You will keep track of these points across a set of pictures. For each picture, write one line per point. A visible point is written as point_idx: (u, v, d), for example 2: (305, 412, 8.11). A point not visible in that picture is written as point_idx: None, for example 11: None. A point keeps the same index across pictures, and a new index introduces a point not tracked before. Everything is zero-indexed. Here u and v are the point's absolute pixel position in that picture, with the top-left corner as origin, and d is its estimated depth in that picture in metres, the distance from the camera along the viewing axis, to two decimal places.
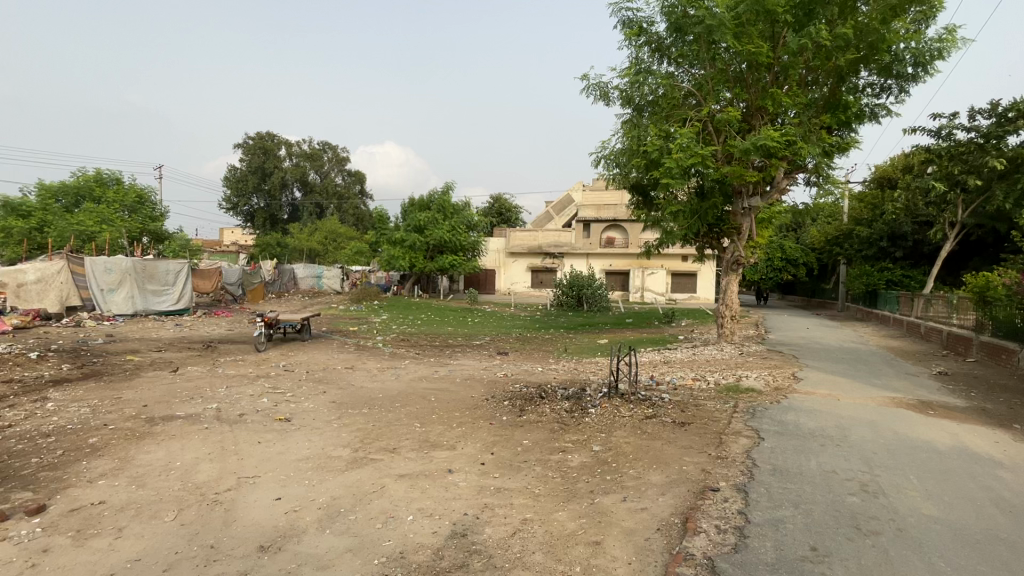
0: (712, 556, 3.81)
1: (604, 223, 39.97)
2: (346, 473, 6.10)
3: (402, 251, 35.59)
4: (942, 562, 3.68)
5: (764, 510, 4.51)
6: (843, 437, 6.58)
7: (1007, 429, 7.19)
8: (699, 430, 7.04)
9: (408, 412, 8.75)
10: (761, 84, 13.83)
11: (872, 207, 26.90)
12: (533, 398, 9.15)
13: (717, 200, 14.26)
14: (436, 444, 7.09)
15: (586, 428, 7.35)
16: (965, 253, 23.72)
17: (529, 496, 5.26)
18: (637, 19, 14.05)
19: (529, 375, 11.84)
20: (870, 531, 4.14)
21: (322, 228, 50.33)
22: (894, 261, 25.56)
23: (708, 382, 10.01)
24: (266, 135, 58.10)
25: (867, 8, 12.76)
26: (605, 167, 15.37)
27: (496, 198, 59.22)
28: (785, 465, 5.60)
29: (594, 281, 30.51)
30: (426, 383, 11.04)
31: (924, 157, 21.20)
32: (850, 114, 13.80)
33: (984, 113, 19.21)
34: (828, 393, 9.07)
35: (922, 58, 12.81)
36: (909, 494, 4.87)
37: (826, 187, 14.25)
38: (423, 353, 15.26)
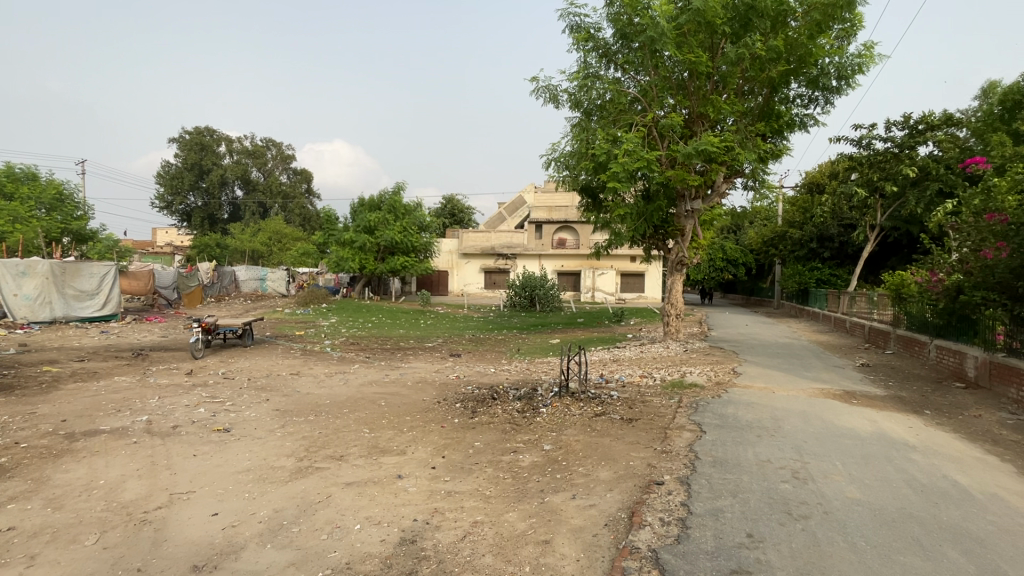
0: (656, 548, 3.92)
1: (556, 224, 40.26)
2: (289, 484, 5.85)
3: (351, 252, 34.68)
4: (862, 541, 3.97)
5: (705, 501, 4.70)
6: (777, 428, 6.96)
7: (921, 415, 7.85)
8: (646, 426, 7.25)
9: (356, 417, 8.51)
10: (701, 92, 14.37)
11: (803, 211, 28.71)
12: (485, 400, 9.13)
13: (662, 203, 14.76)
14: (385, 449, 6.94)
15: (538, 428, 7.42)
16: (883, 253, 25.74)
17: (480, 499, 5.23)
18: (585, 24, 14.33)
19: (481, 377, 11.81)
20: (800, 515, 4.40)
21: (265, 228, 48.19)
22: (823, 261, 27.33)
23: (654, 378, 10.36)
24: (205, 130, 55.10)
25: (796, 23, 13.56)
26: (555, 169, 15.56)
27: (449, 199, 58.75)
28: (724, 456, 5.87)
29: (547, 281, 30.84)
30: (376, 387, 10.80)
31: (847, 164, 22.87)
32: (782, 123, 14.79)
33: (898, 124, 20.95)
34: (764, 386, 9.57)
35: (844, 72, 13.82)
36: (835, 479, 5.22)
37: (761, 191, 15.05)
38: (373, 357, 14.88)
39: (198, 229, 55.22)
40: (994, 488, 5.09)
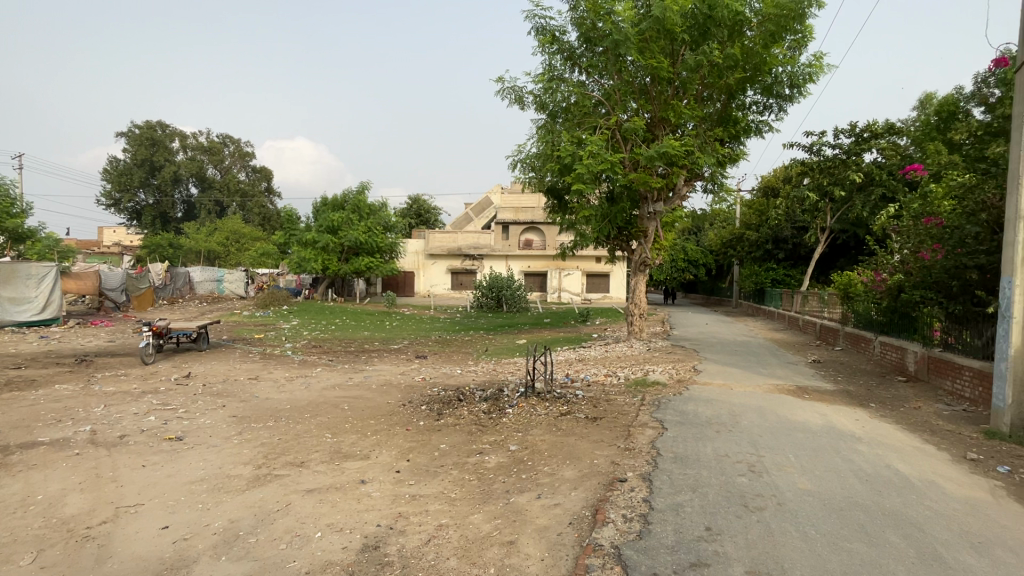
0: (618, 544, 3.98)
1: (523, 225, 40.36)
2: (246, 493, 5.64)
3: (313, 253, 33.81)
4: (812, 530, 4.14)
5: (666, 496, 4.81)
6: (734, 423, 7.19)
7: (866, 408, 8.28)
8: (610, 425, 7.37)
9: (318, 422, 8.28)
10: (663, 97, 14.72)
11: (759, 213, 29.81)
12: (451, 401, 9.05)
13: (625, 205, 15.07)
14: (348, 454, 6.78)
15: (504, 429, 7.42)
16: (833, 254, 27.06)
17: (445, 501, 5.18)
18: (550, 27, 14.43)
19: (447, 378, 11.72)
20: (755, 507, 4.56)
21: (222, 228, 46.38)
22: (778, 261, 28.46)
23: (618, 377, 10.53)
24: (156, 125, 52.63)
25: (752, 33, 14.03)
26: (522, 170, 15.61)
27: (415, 199, 58.07)
28: (685, 452, 6.02)
29: (514, 282, 30.90)
30: (339, 391, 10.56)
31: (800, 169, 23.88)
32: (739, 129, 15.32)
33: (846, 132, 22.02)
34: (723, 383, 9.88)
35: (796, 81, 14.42)
36: (788, 471, 5.43)
37: (720, 195, 15.54)
38: (336, 360, 14.53)
39: (149, 228, 52.68)
40: (931, 475, 5.42)
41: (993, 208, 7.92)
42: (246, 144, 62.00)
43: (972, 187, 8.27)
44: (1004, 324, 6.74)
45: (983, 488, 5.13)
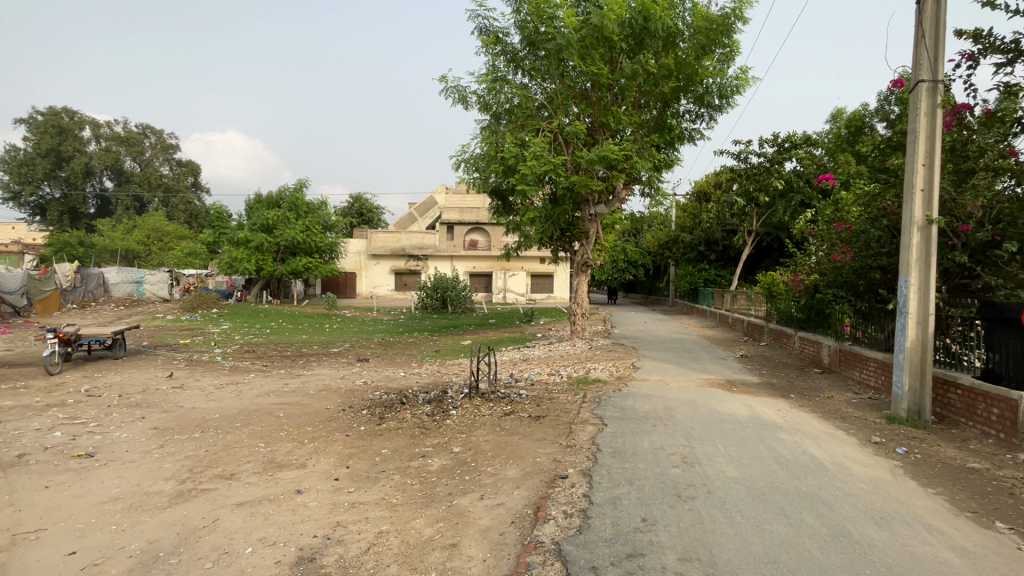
0: (558, 540, 4.05)
1: (467, 225, 40.16)
2: (168, 510, 5.25)
3: (246, 253, 32.09)
4: (737, 516, 4.41)
5: (605, 490, 4.95)
6: (670, 417, 7.52)
7: (787, 399, 8.92)
8: (553, 423, 7.50)
9: (250, 432, 7.84)
10: (602, 103, 15.17)
11: (692, 217, 31.31)
12: (393, 405, 8.86)
13: (567, 207, 15.36)
14: (283, 464, 6.48)
15: (447, 431, 7.36)
16: (758, 256, 28.97)
17: (386, 507, 5.07)
18: (493, 28, 14.54)
19: (390, 382, 11.48)
20: (687, 496, 4.80)
21: (141, 225, 42.92)
22: (710, 262, 30.03)
23: (561, 376, 10.74)
24: (63, 111, 47.90)
25: (685, 45, 14.73)
26: (465, 171, 15.55)
27: (356, 198, 56.36)
28: (623, 447, 6.23)
29: (458, 282, 30.73)
30: (274, 397, 10.07)
31: (729, 176, 25.34)
32: (673, 136, 16.05)
33: (769, 142, 23.61)
34: (660, 379, 10.31)
35: (724, 92, 15.25)
36: (718, 460, 5.75)
37: (656, 198, 16.20)
38: (270, 365, 13.82)
39: (55, 224, 47.87)
40: (842, 458, 5.92)
41: (893, 214, 8.76)
42: (169, 135, 57.73)
43: (875, 195, 9.08)
44: (901, 319, 7.48)
45: (885, 468, 5.66)
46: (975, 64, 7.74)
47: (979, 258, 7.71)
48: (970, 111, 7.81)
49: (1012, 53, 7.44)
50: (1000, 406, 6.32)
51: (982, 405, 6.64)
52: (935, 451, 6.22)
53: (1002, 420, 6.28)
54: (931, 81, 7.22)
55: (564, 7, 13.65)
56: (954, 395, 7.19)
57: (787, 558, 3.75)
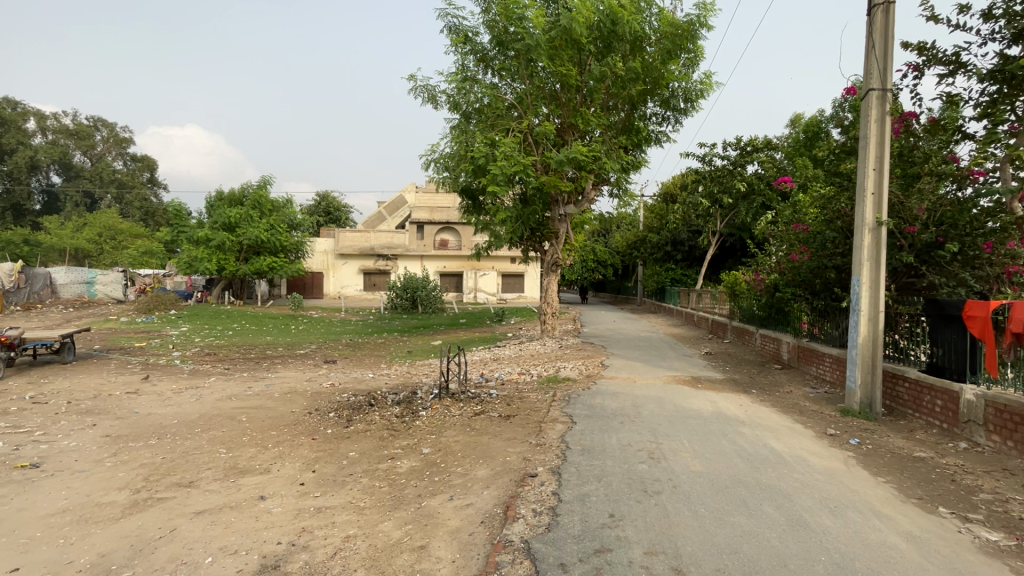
0: (527, 539, 4.07)
1: (437, 224, 39.84)
2: (122, 521, 5.02)
3: (207, 252, 31.01)
4: (701, 509, 4.52)
5: (573, 488, 5.01)
6: (637, 414, 7.66)
7: (748, 394, 9.22)
8: (523, 422, 7.52)
9: (211, 437, 7.58)
10: (571, 104, 15.32)
11: (660, 217, 31.94)
12: (361, 407, 8.72)
13: (537, 207, 15.44)
14: (245, 469, 6.28)
15: (417, 432, 7.30)
16: (722, 256, 29.82)
17: (353, 511, 4.98)
18: (462, 27, 14.51)
19: (357, 383, 11.29)
20: (654, 491, 4.90)
21: (92, 223, 40.83)
22: (676, 262, 30.72)
23: (532, 375, 10.79)
24: (5, 102, 45.19)
25: (652, 49, 15.00)
26: (435, 170, 15.45)
27: (323, 197, 55.13)
28: (591, 444, 6.31)
29: (429, 282, 30.46)
30: (236, 401, 9.76)
31: (694, 178, 26.02)
32: (641, 138, 16.33)
33: (732, 146, 24.33)
34: (628, 377, 10.48)
35: (690, 95, 15.59)
36: (683, 456, 5.89)
37: (624, 199, 16.46)
38: (232, 368, 13.37)
39: None
40: (799, 451, 6.16)
41: (846, 216, 9.17)
42: (122, 128, 55.04)
43: (830, 198, 9.44)
44: (854, 316, 7.84)
45: (839, 459, 5.92)
46: (921, 74, 8.17)
47: (924, 258, 8.14)
48: (916, 119, 8.24)
49: (953, 64, 7.89)
50: (943, 397, 6.69)
51: (928, 397, 7.02)
52: (885, 442, 6.54)
53: (946, 411, 6.65)
54: (880, 89, 7.57)
55: (533, 8, 13.71)
56: (902, 388, 7.58)
57: (748, 548, 3.87)
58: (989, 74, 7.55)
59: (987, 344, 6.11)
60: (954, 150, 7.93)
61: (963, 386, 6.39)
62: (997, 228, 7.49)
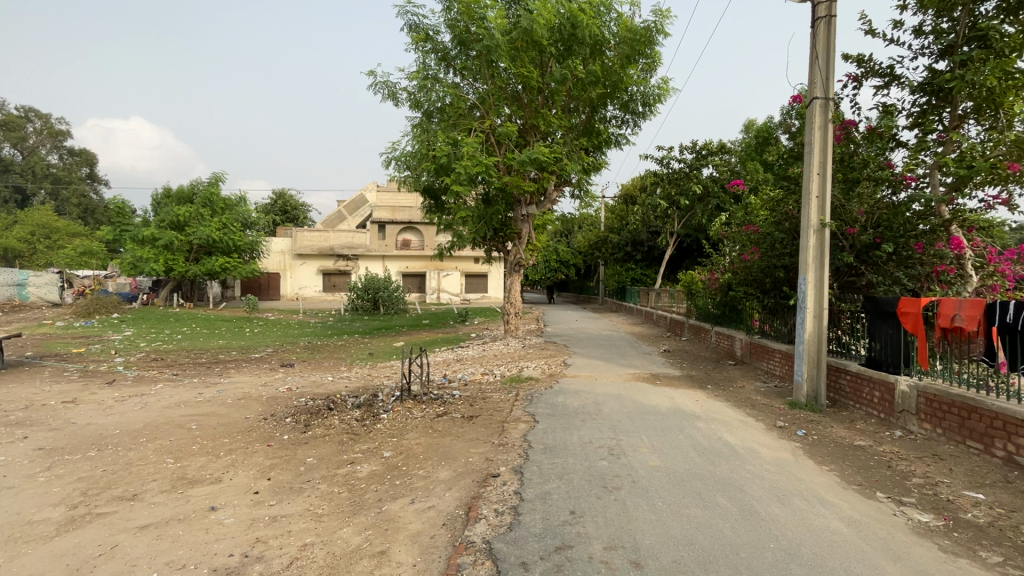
0: (489, 539, 4.07)
1: (400, 224, 39.31)
2: (57, 539, 4.70)
3: (153, 252, 29.50)
4: (658, 503, 4.64)
5: (535, 486, 5.04)
6: (598, 411, 7.79)
7: (704, 390, 9.52)
8: (486, 422, 7.53)
9: (157, 447, 7.19)
10: (533, 105, 15.44)
11: (620, 218, 32.62)
12: (320, 411, 8.50)
13: (499, 207, 15.47)
14: (195, 479, 6.00)
15: (378, 435, 7.18)
16: (680, 256, 30.71)
17: (311, 519, 4.84)
18: (423, 25, 14.43)
19: (316, 387, 11.00)
20: (614, 487, 4.99)
21: (23, 221, 38.06)
22: (636, 262, 31.42)
23: (495, 375, 10.81)
24: None
25: (611, 53, 15.28)
26: (396, 168, 15.25)
27: (279, 195, 53.30)
28: (553, 442, 6.38)
29: (391, 282, 29.98)
30: (185, 409, 9.32)
31: (653, 180, 26.73)
32: (601, 140, 16.61)
33: (688, 149, 25.12)
34: (589, 375, 10.65)
35: (648, 100, 15.96)
36: (642, 451, 6.03)
37: (586, 200, 16.72)
38: (181, 374, 12.75)
39: None
40: (751, 443, 6.42)
41: (793, 218, 9.59)
42: (58, 120, 51.88)
43: (779, 201, 9.84)
44: (801, 313, 8.22)
45: (788, 450, 6.21)
46: (859, 85, 8.68)
47: (864, 258, 8.62)
48: (856, 127, 8.75)
49: (888, 77, 8.42)
50: (881, 388, 7.12)
51: (867, 389, 7.44)
52: (829, 432, 6.90)
53: (883, 401, 7.09)
54: (824, 98, 7.98)
55: (494, 8, 13.78)
56: (844, 381, 8.03)
57: (702, 538, 4.00)
58: (920, 86, 8.08)
59: (919, 338, 6.54)
60: (889, 156, 8.46)
61: (898, 377, 6.81)
62: (927, 230, 7.99)
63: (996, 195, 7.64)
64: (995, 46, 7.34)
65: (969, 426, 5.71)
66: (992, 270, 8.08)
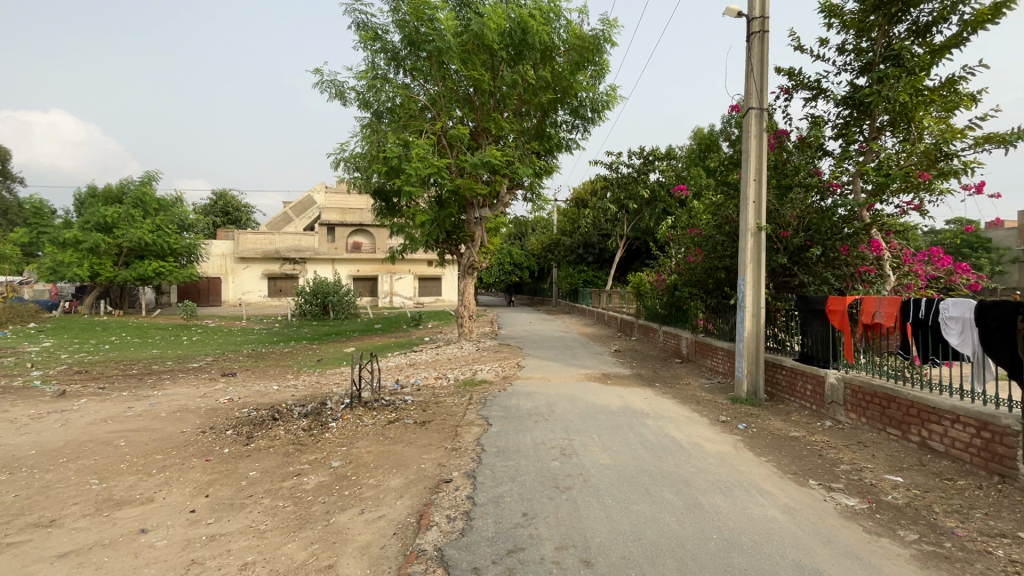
0: (440, 546, 4.01)
1: (350, 227, 38.36)
2: None
3: (76, 255, 27.20)
4: (608, 501, 4.72)
5: (488, 490, 5.01)
6: (551, 412, 7.87)
7: (652, 388, 9.81)
8: (439, 427, 7.45)
9: (79, 467, 6.64)
10: (485, 108, 15.47)
11: (572, 221, 33.21)
12: (264, 421, 8.13)
13: (452, 209, 15.35)
14: (123, 501, 5.58)
15: (326, 445, 6.93)
16: (629, 258, 31.59)
17: (252, 536, 4.60)
18: (371, 24, 14.18)
19: (260, 397, 10.50)
20: (566, 487, 5.05)
21: None
22: (588, 264, 32.05)
23: (448, 379, 10.72)
24: None
25: (561, 59, 15.52)
26: (345, 170, 14.89)
27: (220, 195, 50.71)
28: (506, 445, 6.38)
29: (341, 286, 29.13)
30: (113, 425, 8.65)
31: (603, 184, 27.43)
32: (552, 144, 16.81)
33: (637, 155, 25.91)
34: (542, 376, 10.75)
35: (597, 106, 16.29)
36: (593, 450, 6.14)
37: (538, 203, 16.91)
38: (108, 387, 11.83)
39: None
40: (697, 438, 6.66)
41: (733, 222, 10.01)
42: None
43: (719, 205, 10.27)
44: (741, 312, 8.61)
45: (730, 444, 6.49)
46: (790, 96, 9.24)
47: (796, 260, 9.15)
48: (788, 136, 9.31)
49: (816, 90, 9.00)
50: (813, 382, 7.57)
51: (801, 382, 7.89)
52: (767, 425, 7.28)
53: (815, 394, 7.54)
54: (758, 108, 8.44)
55: (444, 10, 13.70)
56: (780, 375, 8.49)
57: (650, 533, 4.11)
58: (843, 100, 8.69)
59: (845, 334, 7.06)
60: (817, 164, 9.02)
61: (828, 371, 7.28)
62: (852, 233, 8.55)
63: (910, 202, 8.31)
64: (907, 65, 8.00)
65: (888, 414, 6.17)
66: (906, 270, 8.82)
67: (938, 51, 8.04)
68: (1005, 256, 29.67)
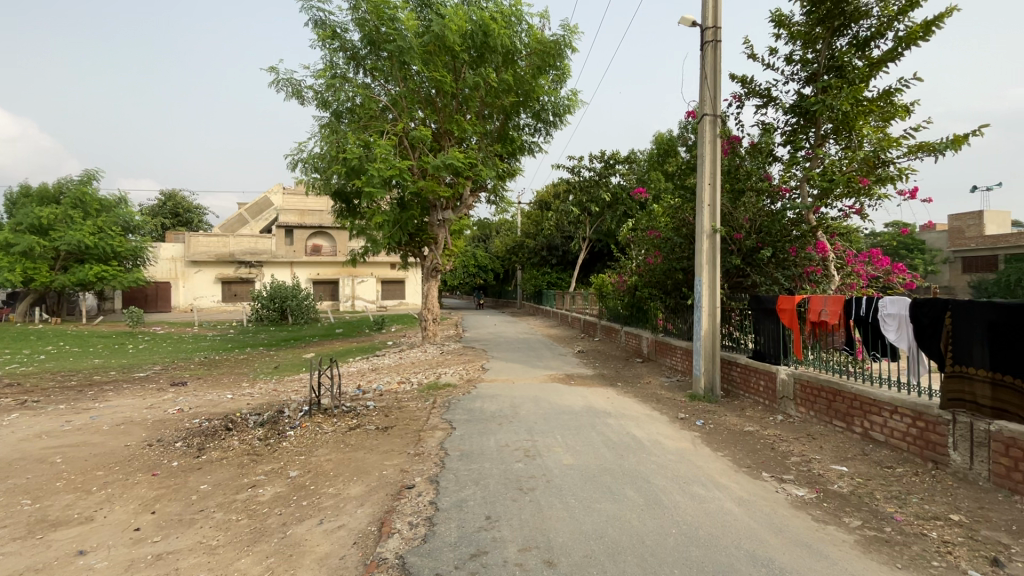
0: (402, 553, 3.93)
1: (309, 229, 37.35)
2: None
3: (7, 260, 25.38)
4: (572, 500, 4.77)
5: (451, 494, 4.97)
6: (515, 414, 7.88)
7: (614, 388, 9.98)
8: (401, 432, 7.33)
9: (9, 487, 6.16)
10: (447, 110, 15.40)
11: (535, 224, 33.44)
12: (217, 432, 7.77)
13: (415, 212, 15.13)
14: (59, 521, 5.22)
15: (283, 454, 6.70)
16: (592, 260, 32.06)
17: (202, 553, 4.39)
18: (330, 23, 13.89)
19: (213, 406, 10.05)
20: (528, 488, 5.07)
21: None
22: (552, 266, 32.32)
23: (411, 383, 10.57)
24: None
25: (523, 62, 15.61)
26: (303, 171, 14.51)
27: (169, 196, 48.40)
28: (470, 448, 6.35)
29: (299, 290, 28.28)
30: (48, 440, 8.08)
31: (566, 187, 27.76)
32: (515, 147, 16.88)
33: (598, 159, 26.36)
34: (506, 379, 10.75)
35: (559, 111, 16.47)
36: (556, 450, 6.19)
37: (501, 206, 16.95)
38: (42, 400, 11.06)
39: None
40: (657, 436, 6.81)
41: (689, 224, 10.31)
42: None
43: (677, 208, 10.56)
44: (698, 312, 8.86)
45: (688, 440, 6.68)
46: (742, 104, 9.62)
47: (749, 262, 9.50)
48: (740, 142, 9.70)
49: (766, 98, 9.40)
50: (765, 377, 7.90)
51: (755, 378, 8.21)
52: (723, 421, 7.51)
53: (767, 389, 7.86)
54: (712, 114, 8.73)
55: (405, 10, 13.56)
56: (735, 372, 8.81)
57: (612, 531, 4.17)
58: (791, 108, 9.12)
59: (795, 332, 7.39)
60: (768, 169, 9.42)
61: (780, 367, 7.60)
62: (799, 235, 8.98)
63: (851, 206, 8.79)
64: (848, 76, 8.46)
65: (835, 407, 6.48)
66: (849, 270, 9.33)
67: (876, 64, 8.55)
68: (937, 257, 31.80)
